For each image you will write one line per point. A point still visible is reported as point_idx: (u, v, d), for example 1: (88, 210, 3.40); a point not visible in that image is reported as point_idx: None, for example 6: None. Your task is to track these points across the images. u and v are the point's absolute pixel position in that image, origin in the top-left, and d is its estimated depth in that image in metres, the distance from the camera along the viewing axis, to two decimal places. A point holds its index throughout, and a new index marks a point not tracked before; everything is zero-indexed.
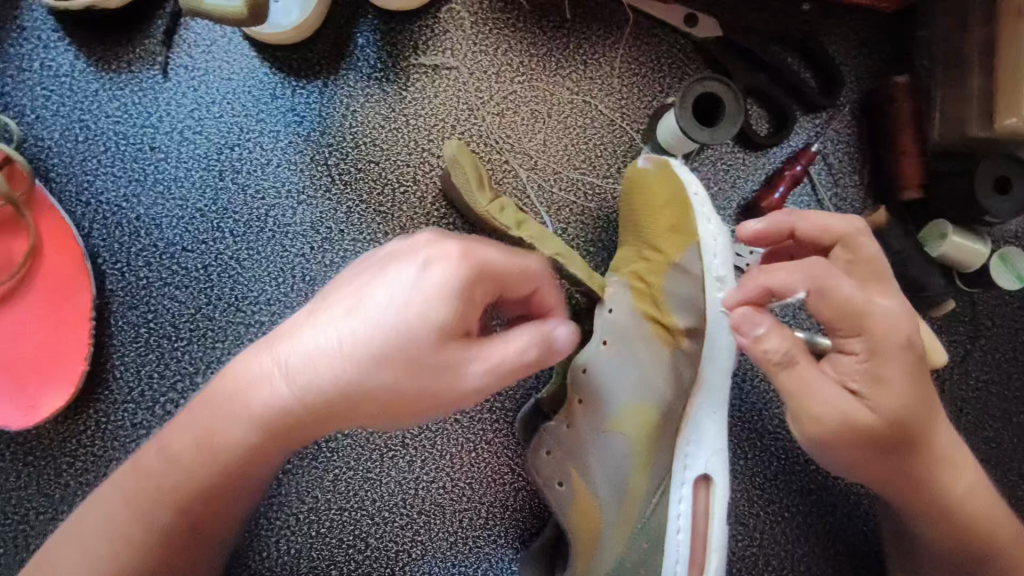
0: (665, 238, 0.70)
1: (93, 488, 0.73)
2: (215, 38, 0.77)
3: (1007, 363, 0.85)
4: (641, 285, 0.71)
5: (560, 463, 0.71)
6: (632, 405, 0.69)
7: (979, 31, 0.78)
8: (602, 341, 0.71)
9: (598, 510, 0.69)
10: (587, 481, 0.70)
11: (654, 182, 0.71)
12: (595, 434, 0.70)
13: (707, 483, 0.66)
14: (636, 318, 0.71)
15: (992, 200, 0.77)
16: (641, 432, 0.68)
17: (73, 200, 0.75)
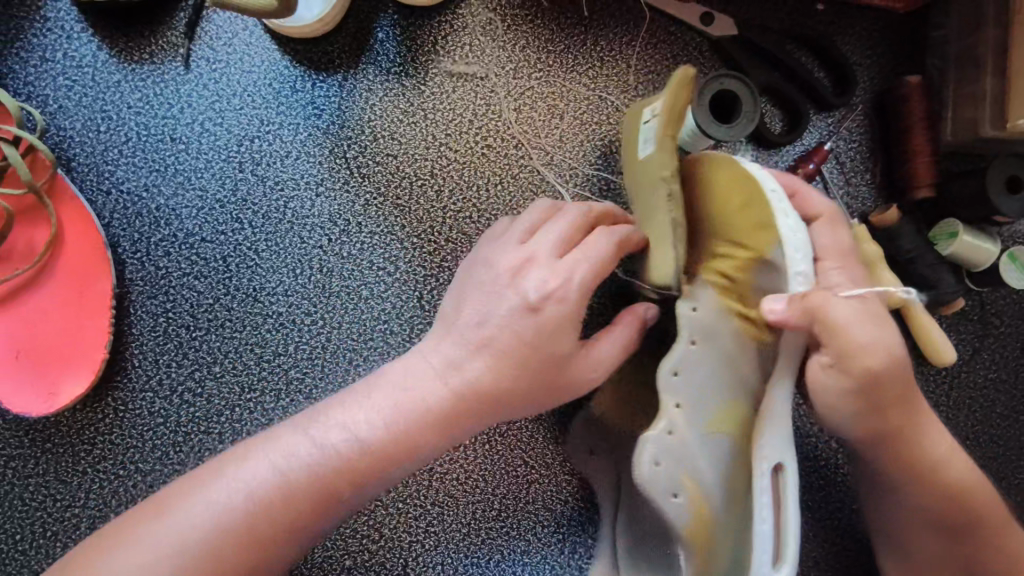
0: (748, 232, 0.63)
1: (110, 475, 0.73)
2: (237, 30, 0.77)
3: (1015, 362, 0.86)
4: (722, 281, 0.65)
5: (671, 472, 0.61)
6: (728, 401, 0.64)
7: (992, 33, 0.79)
8: (692, 340, 0.64)
9: (714, 519, 0.62)
10: (704, 490, 0.62)
11: (716, 173, 0.66)
12: (700, 436, 0.63)
13: (778, 472, 0.62)
14: (723, 314, 0.64)
15: (1004, 199, 0.78)
16: (738, 428, 0.63)
17: (94, 189, 0.75)
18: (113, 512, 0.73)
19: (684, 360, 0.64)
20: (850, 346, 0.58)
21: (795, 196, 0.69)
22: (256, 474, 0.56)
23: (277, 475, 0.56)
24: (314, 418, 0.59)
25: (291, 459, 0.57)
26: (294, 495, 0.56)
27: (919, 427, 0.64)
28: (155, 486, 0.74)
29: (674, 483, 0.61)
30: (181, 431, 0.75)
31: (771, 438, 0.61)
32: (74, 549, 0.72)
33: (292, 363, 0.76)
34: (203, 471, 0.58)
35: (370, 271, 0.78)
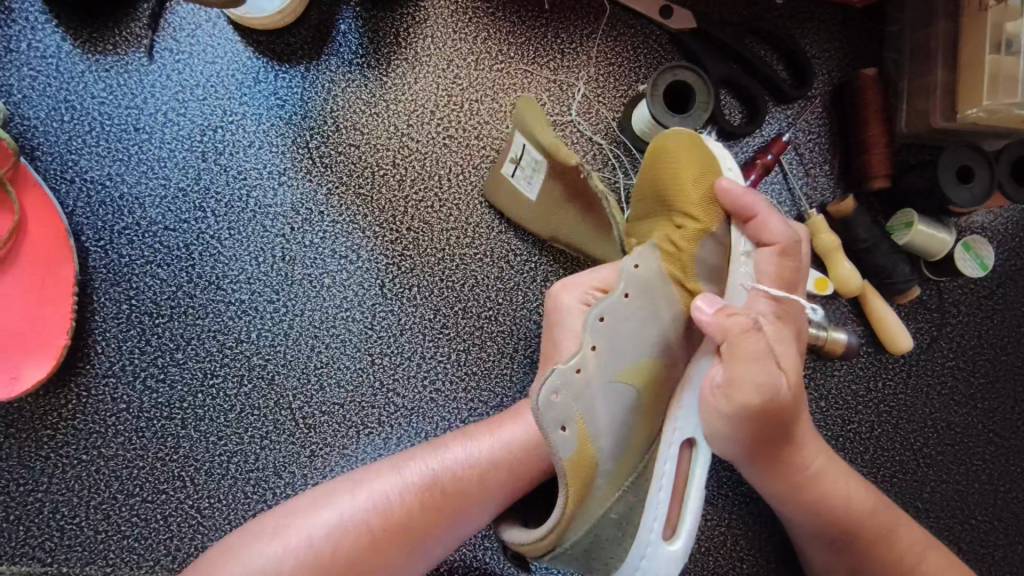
0: (698, 206, 0.68)
1: (74, 460, 0.74)
2: (200, 23, 0.78)
3: (973, 350, 0.87)
4: (670, 249, 0.68)
5: (567, 408, 0.60)
6: (645, 357, 0.65)
7: (943, 26, 0.80)
8: (626, 294, 0.64)
9: (595, 462, 0.61)
10: (591, 430, 0.61)
11: (681, 149, 0.69)
12: (605, 381, 0.63)
13: (690, 444, 0.68)
14: (664, 277, 0.67)
15: (956, 188, 0.79)
16: (646, 387, 0.66)
17: (58, 177, 0.76)
18: (76, 496, 0.74)
19: (616, 308, 0.63)
20: (739, 376, 0.61)
21: (755, 217, 0.68)
22: (355, 505, 0.60)
23: (378, 506, 0.60)
24: (413, 455, 0.64)
25: (389, 491, 0.61)
26: (388, 525, 0.59)
27: (801, 445, 0.66)
28: (119, 470, 0.75)
29: (567, 417, 0.60)
30: (144, 417, 0.76)
31: (684, 410, 0.67)
32: (38, 532, 0.73)
33: (255, 349, 0.77)
34: (292, 506, 0.60)
35: (332, 260, 0.79)
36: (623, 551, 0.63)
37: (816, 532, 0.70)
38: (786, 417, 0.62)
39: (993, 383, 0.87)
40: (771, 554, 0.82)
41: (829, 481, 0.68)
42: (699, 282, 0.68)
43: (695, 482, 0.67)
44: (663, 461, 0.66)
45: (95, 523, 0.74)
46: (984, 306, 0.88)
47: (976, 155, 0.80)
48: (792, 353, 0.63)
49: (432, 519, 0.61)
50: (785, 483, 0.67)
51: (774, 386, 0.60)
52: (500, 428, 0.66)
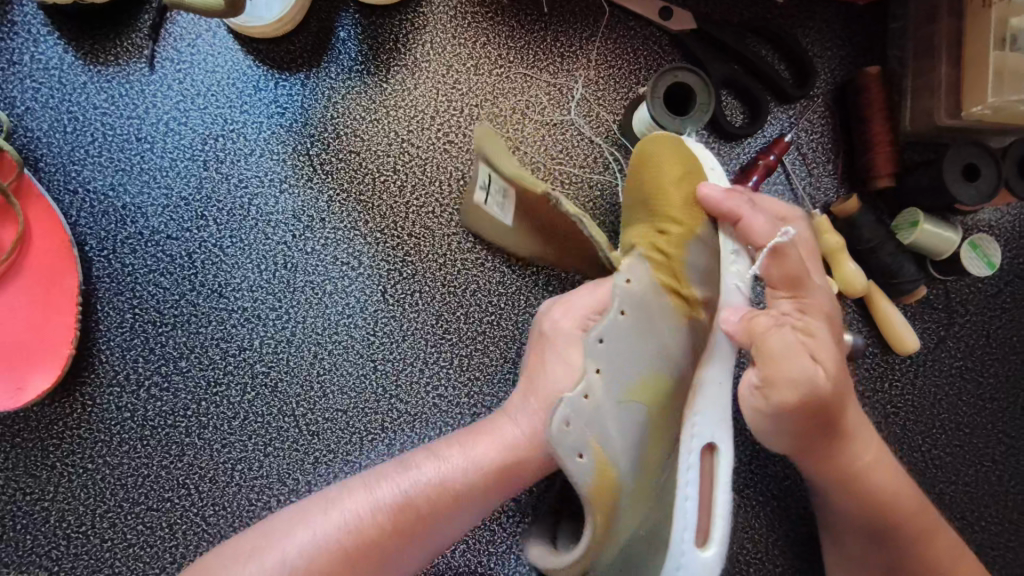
0: (681, 209, 0.68)
1: (79, 469, 0.75)
2: (200, 32, 0.79)
3: (982, 350, 0.86)
4: (659, 257, 0.68)
5: (580, 433, 0.60)
6: (651, 371, 0.65)
7: (947, 22, 0.80)
8: (622, 311, 0.66)
9: (619, 485, 0.61)
10: (609, 454, 0.61)
11: (661, 154, 0.70)
12: (614, 401, 0.63)
13: (711, 451, 0.67)
14: (657, 288, 0.67)
15: (961, 186, 0.78)
16: (657, 403, 0.65)
17: (61, 188, 0.77)
18: (82, 505, 0.74)
19: (616, 327, 0.65)
20: (776, 374, 0.59)
21: (738, 220, 0.67)
22: (327, 524, 0.57)
23: (349, 528, 0.57)
24: (383, 472, 0.61)
25: (361, 510, 0.58)
26: (359, 544, 0.56)
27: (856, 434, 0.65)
28: (124, 478, 0.75)
29: (582, 443, 0.60)
30: (148, 425, 0.76)
31: (699, 417, 0.67)
32: (45, 541, 0.74)
33: (258, 356, 0.77)
34: (280, 522, 0.58)
35: (334, 267, 0.79)
36: (656, 560, 0.62)
37: (856, 523, 0.70)
38: (831, 406, 0.59)
39: (1003, 383, 0.86)
40: (778, 559, 0.81)
41: (874, 466, 0.67)
42: (693, 287, 0.68)
43: (722, 486, 0.65)
44: (685, 470, 0.65)
45: (101, 531, 0.74)
46: (992, 305, 0.87)
47: (982, 153, 0.79)
48: (829, 340, 0.60)
49: (404, 539, 0.58)
50: (831, 467, 0.66)
51: (812, 380, 0.58)
52: (471, 444, 0.62)
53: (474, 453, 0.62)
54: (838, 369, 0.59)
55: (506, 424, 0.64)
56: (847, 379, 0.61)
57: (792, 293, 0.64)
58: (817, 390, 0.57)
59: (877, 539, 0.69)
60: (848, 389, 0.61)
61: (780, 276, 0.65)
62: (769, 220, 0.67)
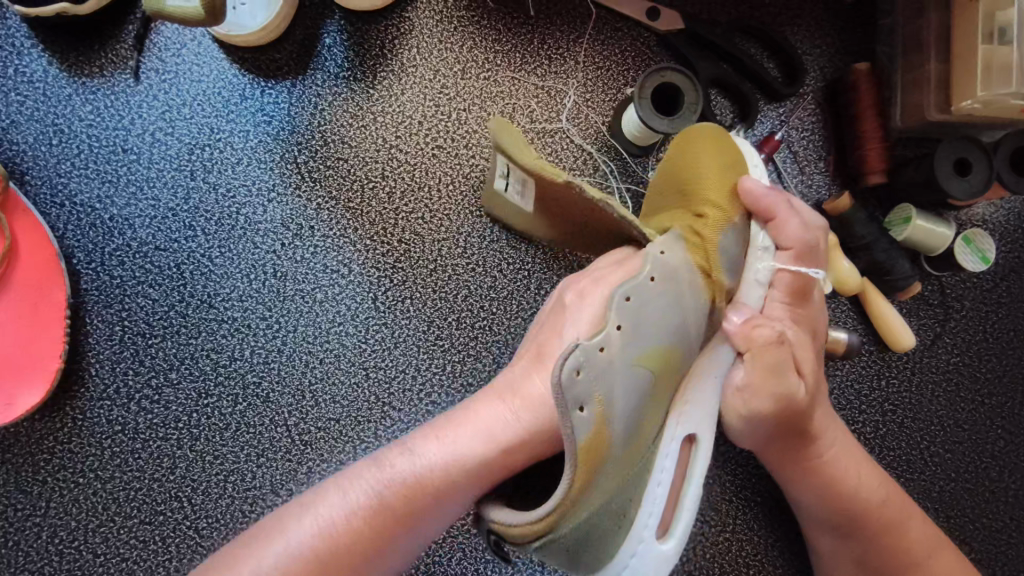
0: (721, 195, 0.67)
1: (70, 484, 0.74)
2: (186, 41, 0.79)
3: (978, 346, 0.86)
4: (694, 239, 0.65)
5: (587, 387, 0.57)
6: (667, 345, 0.63)
7: (936, 17, 0.79)
8: (652, 277, 0.62)
9: (607, 449, 0.58)
10: (608, 418, 0.58)
11: (712, 141, 0.69)
12: (626, 365, 0.60)
13: (690, 443, 0.68)
14: (688, 266, 0.65)
15: (953, 181, 0.77)
16: (661, 378, 0.63)
17: (47, 202, 0.76)
18: (73, 520, 0.74)
19: (644, 289, 0.61)
20: (759, 378, 0.65)
21: (772, 220, 0.68)
22: (302, 531, 0.56)
23: (323, 529, 0.56)
24: (358, 471, 0.59)
25: (336, 514, 0.56)
26: (334, 547, 0.55)
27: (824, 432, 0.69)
28: (115, 492, 0.75)
29: (587, 396, 0.56)
30: (140, 438, 0.75)
31: (689, 406, 0.67)
32: (37, 557, 0.73)
33: (249, 367, 0.77)
34: (267, 525, 0.58)
35: (324, 274, 0.79)
36: (614, 547, 0.62)
37: (828, 522, 0.71)
38: (805, 412, 0.66)
39: (1001, 379, 0.86)
40: (778, 559, 0.80)
41: (845, 464, 0.69)
42: (723, 275, 0.66)
43: (694, 478, 0.67)
44: (663, 457, 0.66)
45: (93, 547, 0.74)
46: (988, 300, 0.86)
47: (973, 148, 0.78)
48: (809, 355, 0.68)
49: (377, 542, 0.57)
50: (799, 462, 0.69)
51: (792, 393, 0.65)
52: (449, 435, 0.60)
53: (455, 443, 0.59)
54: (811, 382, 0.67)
55: (488, 409, 0.61)
56: (818, 388, 0.68)
57: (791, 301, 0.68)
58: (795, 400, 0.65)
59: (853, 537, 0.70)
60: (819, 397, 0.69)
61: (790, 284, 0.68)
62: (801, 225, 0.68)
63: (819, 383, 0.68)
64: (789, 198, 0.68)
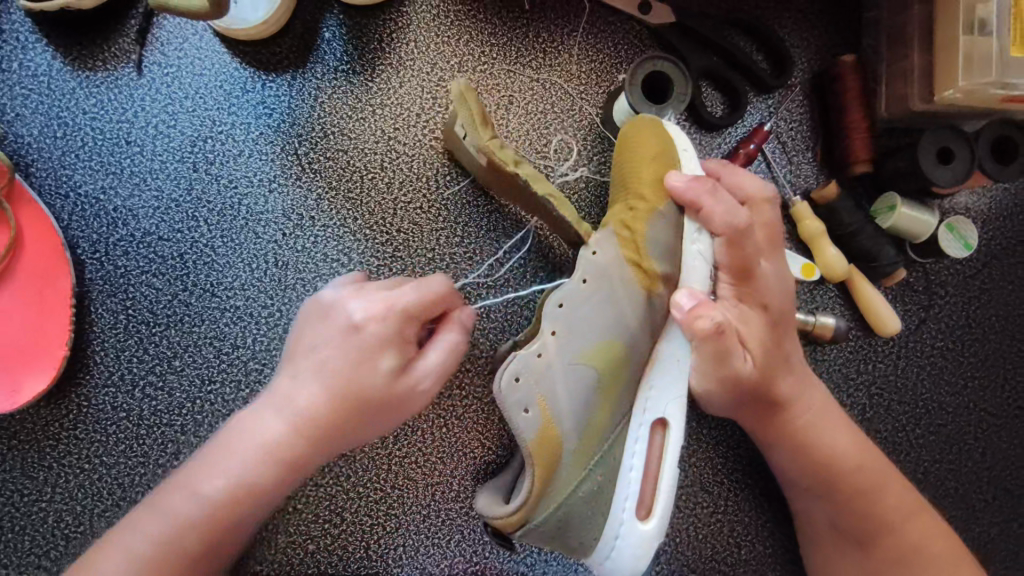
0: (649, 187, 0.70)
1: (76, 469, 0.76)
2: (187, 35, 0.80)
3: (962, 330, 0.88)
4: (625, 232, 0.70)
5: (527, 391, 0.65)
6: (610, 342, 0.68)
7: (920, 10, 0.82)
8: (583, 279, 0.68)
9: (560, 439, 0.66)
10: (554, 412, 0.66)
11: (643, 136, 0.72)
12: (566, 363, 0.67)
13: (663, 427, 0.71)
14: (620, 261, 0.69)
15: (936, 170, 0.80)
16: (608, 368, 0.68)
17: (52, 193, 0.78)
18: (79, 505, 0.75)
19: (574, 295, 0.68)
20: (704, 361, 0.69)
21: (699, 210, 0.69)
22: (133, 550, 0.59)
23: (149, 545, 0.60)
24: (167, 492, 0.61)
25: (152, 533, 0.60)
26: (166, 562, 0.59)
27: (791, 398, 0.71)
28: (120, 477, 0.76)
29: (528, 398, 0.65)
30: (144, 424, 0.77)
31: (653, 392, 0.70)
32: (44, 541, 0.75)
33: (251, 355, 0.79)
34: (106, 541, 0.61)
35: (324, 264, 0.80)
36: (595, 529, 0.67)
37: (810, 489, 0.73)
38: (761, 381, 0.69)
39: (984, 362, 0.88)
40: (768, 540, 0.83)
41: (818, 428, 0.72)
42: (654, 262, 0.69)
43: (668, 460, 0.69)
44: (632, 441, 0.69)
45: (100, 530, 0.75)
46: (972, 286, 0.89)
47: (956, 136, 0.80)
48: (759, 329, 0.69)
49: (212, 546, 0.61)
50: (768, 428, 0.72)
51: (738, 369, 0.69)
52: (231, 444, 0.61)
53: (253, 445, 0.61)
54: (767, 353, 0.69)
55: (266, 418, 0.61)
56: (781, 357, 0.70)
57: (737, 282, 0.70)
58: (742, 373, 0.69)
59: (836, 508, 0.72)
60: (780, 369, 0.70)
61: (730, 265, 0.70)
62: (731, 209, 0.69)
63: (784, 350, 0.70)
64: (712, 189, 0.69)
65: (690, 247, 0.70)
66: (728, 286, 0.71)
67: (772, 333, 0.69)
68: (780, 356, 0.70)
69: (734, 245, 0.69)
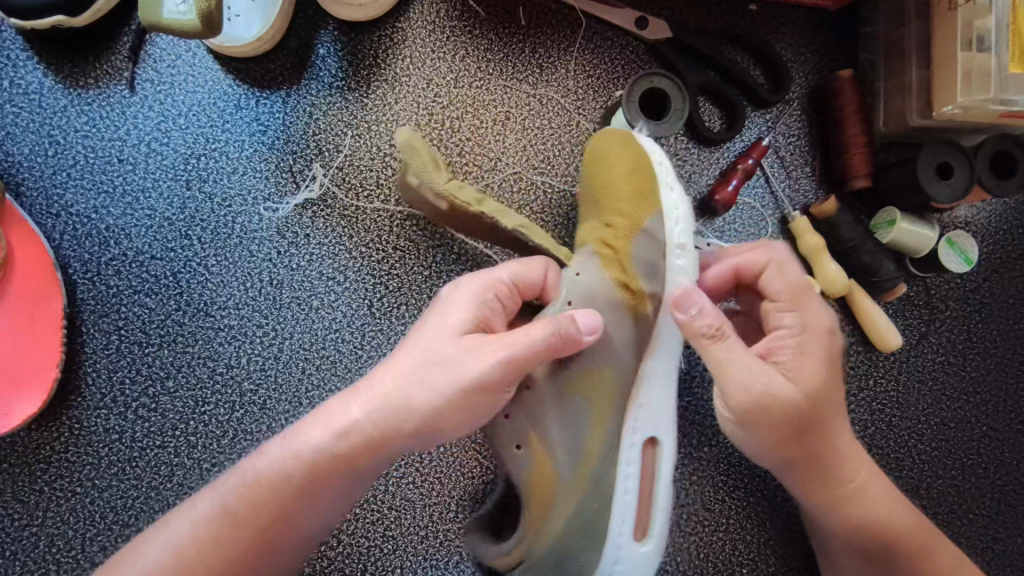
0: (631, 204, 0.70)
1: (67, 493, 0.74)
2: (180, 52, 0.79)
3: (963, 345, 0.87)
4: (608, 251, 0.70)
5: (516, 426, 0.67)
6: (597, 368, 0.68)
7: (917, 26, 0.81)
8: (568, 301, 0.68)
9: (554, 475, 0.66)
10: (546, 447, 0.66)
11: (615, 149, 0.72)
12: (557, 392, 0.67)
13: (654, 444, 0.69)
14: (604, 281, 0.69)
15: (936, 185, 0.79)
16: (600, 393, 0.68)
17: (43, 212, 0.77)
18: (70, 529, 0.74)
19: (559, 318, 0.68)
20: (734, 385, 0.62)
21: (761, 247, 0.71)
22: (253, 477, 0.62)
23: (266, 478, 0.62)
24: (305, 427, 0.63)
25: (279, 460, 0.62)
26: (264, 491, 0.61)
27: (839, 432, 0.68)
28: (113, 501, 0.75)
29: (521, 436, 0.67)
30: (137, 446, 0.76)
31: (643, 409, 0.69)
32: (34, 567, 0.73)
33: (245, 374, 0.77)
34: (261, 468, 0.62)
35: (320, 282, 0.79)
36: (591, 556, 0.65)
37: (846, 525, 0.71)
38: (815, 416, 0.64)
39: (986, 377, 0.87)
40: (770, 559, 0.82)
41: (859, 460, 0.70)
42: (637, 280, 0.69)
43: (662, 479, 0.68)
44: (626, 464, 0.67)
45: (91, 556, 0.74)
46: (972, 300, 0.88)
47: (954, 151, 0.80)
48: (817, 358, 0.65)
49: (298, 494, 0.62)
50: (814, 470, 0.68)
51: (793, 401, 0.62)
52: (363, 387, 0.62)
53: (335, 425, 0.61)
54: (824, 387, 0.64)
55: (470, 360, 0.59)
56: (834, 389, 0.66)
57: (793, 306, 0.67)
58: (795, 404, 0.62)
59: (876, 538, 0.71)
60: (835, 401, 0.66)
61: (784, 291, 0.67)
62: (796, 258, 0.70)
63: (838, 383, 0.66)
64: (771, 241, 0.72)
65: (672, 262, 0.69)
66: (786, 312, 0.67)
67: (828, 367, 0.65)
68: (834, 386, 0.66)
69: (792, 269, 0.68)
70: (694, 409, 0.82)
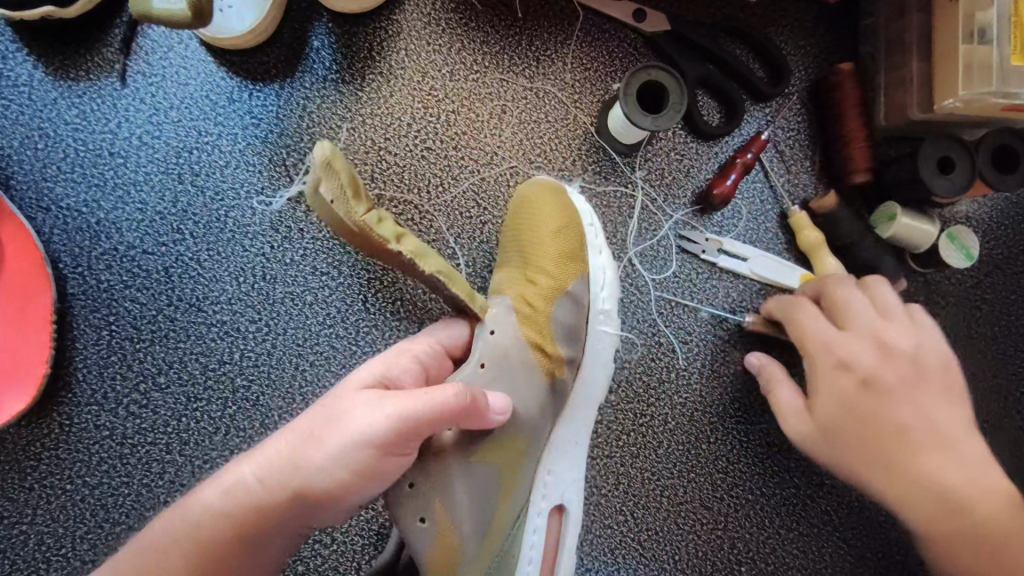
0: (556, 265, 0.71)
1: (57, 491, 0.73)
2: (172, 44, 0.78)
3: (964, 342, 0.87)
4: (527, 309, 0.69)
5: (423, 498, 0.59)
6: (514, 433, 0.66)
7: (918, 18, 0.80)
8: (481, 363, 0.64)
9: (460, 549, 0.61)
10: (452, 519, 0.60)
11: (541, 204, 0.73)
12: (464, 463, 0.62)
13: (560, 512, 0.72)
14: (520, 340, 0.67)
15: (936, 180, 0.78)
16: (509, 461, 0.65)
17: (33, 206, 0.76)
18: (61, 527, 0.73)
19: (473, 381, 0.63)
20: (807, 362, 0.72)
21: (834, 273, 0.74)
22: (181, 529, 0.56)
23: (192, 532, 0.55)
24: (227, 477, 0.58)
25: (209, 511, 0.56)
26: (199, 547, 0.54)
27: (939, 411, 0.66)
28: (103, 499, 0.74)
29: (426, 507, 0.59)
30: (128, 443, 0.75)
31: (550, 477, 0.72)
32: (24, 565, 0.72)
33: (238, 370, 0.77)
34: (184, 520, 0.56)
35: (314, 277, 0.78)
36: None
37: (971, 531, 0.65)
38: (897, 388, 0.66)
39: (987, 373, 0.87)
40: (770, 557, 0.81)
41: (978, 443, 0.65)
42: (557, 346, 0.70)
43: (565, 548, 0.71)
44: (531, 532, 0.70)
45: (81, 554, 0.73)
46: (973, 296, 0.87)
47: (956, 146, 0.79)
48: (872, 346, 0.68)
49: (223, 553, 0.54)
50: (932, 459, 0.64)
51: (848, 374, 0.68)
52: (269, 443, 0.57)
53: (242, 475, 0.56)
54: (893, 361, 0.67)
55: (365, 411, 0.54)
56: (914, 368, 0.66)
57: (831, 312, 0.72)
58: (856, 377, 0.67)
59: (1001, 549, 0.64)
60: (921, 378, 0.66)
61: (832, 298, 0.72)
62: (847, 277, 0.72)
63: (923, 363, 0.67)
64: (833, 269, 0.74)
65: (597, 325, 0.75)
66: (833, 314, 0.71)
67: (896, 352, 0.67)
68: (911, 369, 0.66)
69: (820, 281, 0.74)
70: (691, 406, 0.82)
